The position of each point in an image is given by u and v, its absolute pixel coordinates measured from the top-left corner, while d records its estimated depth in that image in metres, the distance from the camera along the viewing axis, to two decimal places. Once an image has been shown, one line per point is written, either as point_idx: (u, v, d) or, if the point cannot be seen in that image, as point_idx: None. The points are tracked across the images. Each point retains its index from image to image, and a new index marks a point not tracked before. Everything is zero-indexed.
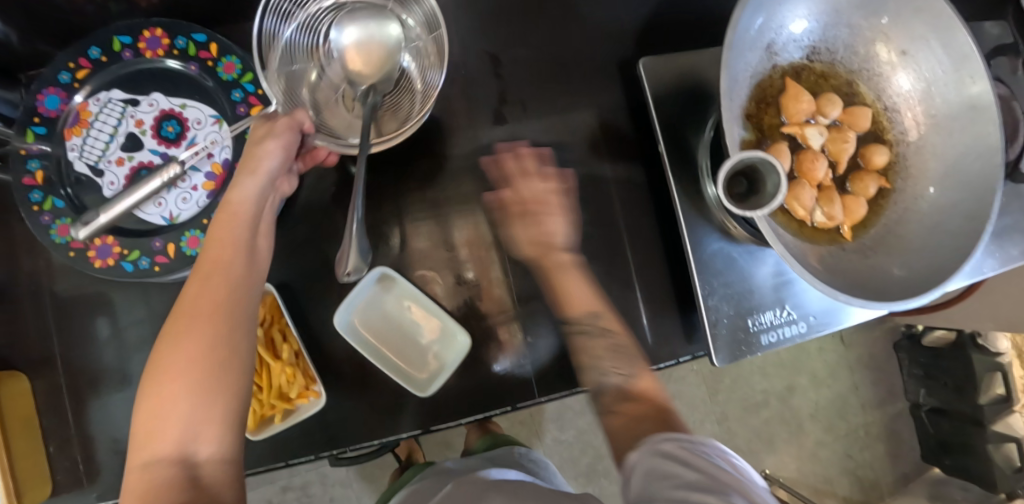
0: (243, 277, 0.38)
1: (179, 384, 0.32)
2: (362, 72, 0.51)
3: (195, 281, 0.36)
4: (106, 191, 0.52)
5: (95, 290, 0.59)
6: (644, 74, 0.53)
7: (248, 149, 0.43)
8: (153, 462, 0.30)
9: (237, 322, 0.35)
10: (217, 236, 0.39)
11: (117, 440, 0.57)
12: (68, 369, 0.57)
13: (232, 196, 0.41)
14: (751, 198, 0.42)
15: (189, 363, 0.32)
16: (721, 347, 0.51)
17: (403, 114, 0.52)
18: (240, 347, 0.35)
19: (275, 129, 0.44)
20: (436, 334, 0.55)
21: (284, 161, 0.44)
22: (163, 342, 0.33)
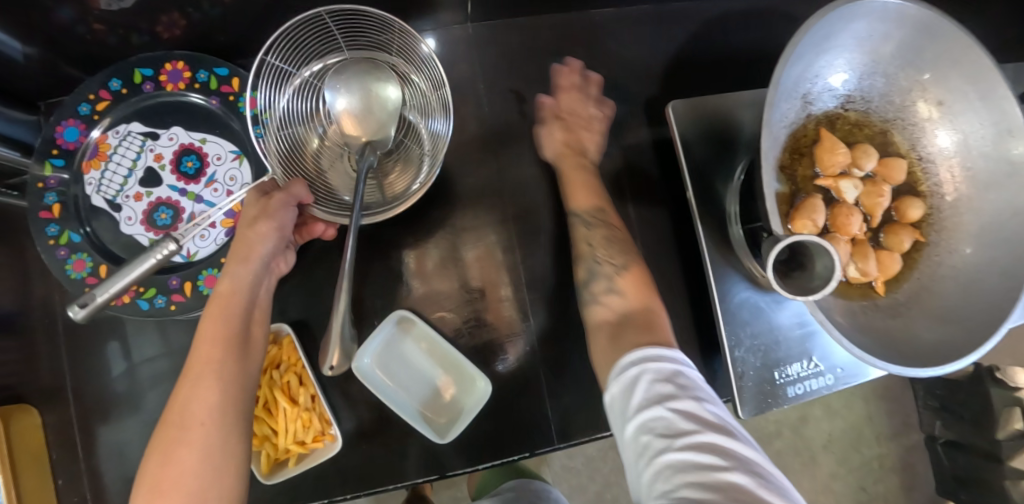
0: (236, 374, 0.38)
1: (172, 499, 0.32)
2: (357, 135, 0.46)
3: (184, 388, 0.36)
4: (123, 227, 0.51)
5: (108, 323, 0.58)
6: (672, 117, 0.52)
7: (239, 232, 0.43)
8: None
9: (231, 425, 0.36)
10: (207, 331, 0.39)
11: (127, 478, 0.56)
12: (81, 405, 0.56)
13: (222, 286, 0.41)
14: (797, 274, 0.40)
15: (185, 474, 0.32)
16: (746, 399, 0.50)
17: (410, 173, 0.51)
18: (236, 448, 0.35)
19: (272, 207, 0.43)
20: (453, 378, 0.54)
21: (278, 241, 0.44)
22: (155, 455, 0.33)
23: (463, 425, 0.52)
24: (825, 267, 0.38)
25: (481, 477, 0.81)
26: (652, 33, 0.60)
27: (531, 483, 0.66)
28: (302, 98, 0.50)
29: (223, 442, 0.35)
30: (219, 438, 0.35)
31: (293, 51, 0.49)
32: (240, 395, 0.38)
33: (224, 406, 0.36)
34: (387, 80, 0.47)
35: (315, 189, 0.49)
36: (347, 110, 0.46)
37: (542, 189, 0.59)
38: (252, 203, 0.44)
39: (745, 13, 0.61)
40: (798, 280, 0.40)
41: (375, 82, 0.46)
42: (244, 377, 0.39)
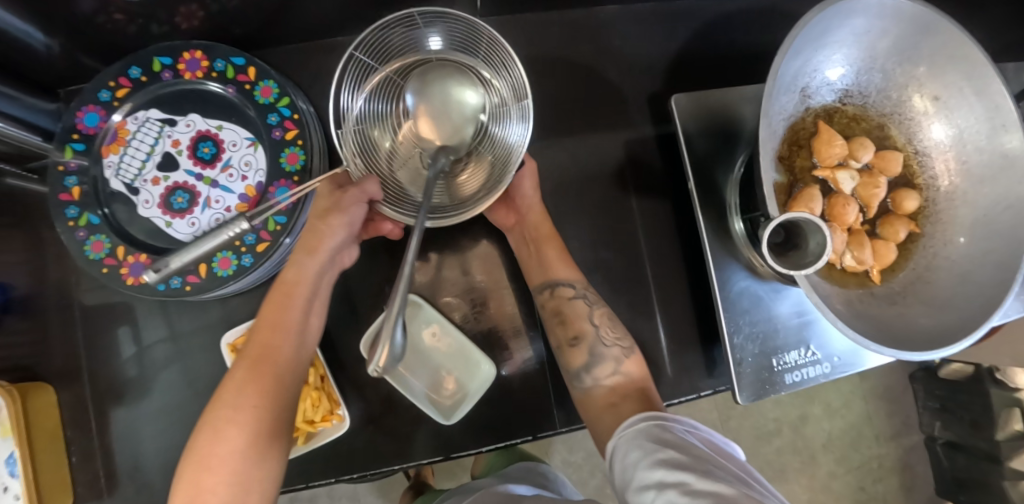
0: (287, 364, 0.43)
1: (217, 474, 0.37)
2: (433, 139, 0.50)
3: (242, 369, 0.41)
4: (141, 210, 0.53)
5: (121, 306, 0.59)
6: (675, 110, 0.53)
7: (314, 224, 0.46)
8: None
9: (277, 412, 0.41)
10: (269, 320, 0.44)
11: (138, 456, 0.57)
12: (94, 385, 0.57)
13: (289, 273, 0.45)
14: (790, 254, 0.42)
15: (231, 454, 0.38)
16: (745, 385, 0.51)
17: (479, 181, 0.52)
18: (275, 439, 0.40)
19: (343, 198, 0.46)
20: (458, 362, 0.55)
21: (346, 235, 0.47)
22: (206, 428, 0.38)
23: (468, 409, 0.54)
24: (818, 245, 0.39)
25: (485, 459, 0.85)
26: (656, 30, 0.62)
27: (537, 465, 0.70)
28: (382, 95, 0.52)
29: (268, 430, 0.40)
30: (264, 426, 0.39)
31: (381, 48, 0.51)
32: (289, 383, 0.42)
33: (274, 394, 0.41)
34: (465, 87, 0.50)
35: (388, 186, 0.51)
36: (427, 114, 0.50)
37: (546, 180, 0.60)
38: (324, 194, 0.47)
39: (748, 11, 0.63)
40: (794, 257, 0.41)
41: (457, 88, 0.50)
42: (296, 365, 0.44)
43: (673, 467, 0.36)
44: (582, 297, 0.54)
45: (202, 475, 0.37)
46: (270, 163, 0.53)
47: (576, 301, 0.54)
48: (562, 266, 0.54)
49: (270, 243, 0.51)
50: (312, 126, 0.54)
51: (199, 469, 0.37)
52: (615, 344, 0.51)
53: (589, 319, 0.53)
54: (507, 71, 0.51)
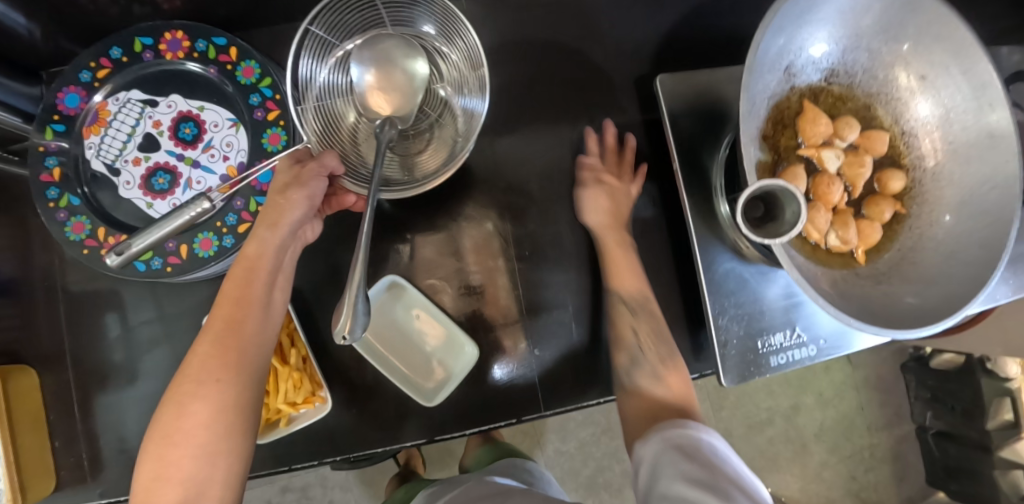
0: (252, 337, 0.42)
1: (181, 447, 0.37)
2: (382, 109, 0.51)
3: (205, 344, 0.41)
4: (122, 191, 0.52)
5: (107, 288, 0.58)
6: (660, 91, 0.53)
7: (272, 198, 0.46)
8: None
9: (242, 385, 0.40)
10: (233, 294, 0.43)
11: (122, 438, 0.56)
12: (81, 368, 0.57)
13: (250, 248, 0.45)
14: (767, 222, 0.42)
15: (196, 427, 0.38)
16: (729, 367, 0.51)
17: (441, 153, 0.53)
18: (243, 413, 0.40)
19: (305, 173, 0.46)
20: (439, 340, 0.55)
21: (309, 209, 0.46)
22: (170, 404, 0.38)
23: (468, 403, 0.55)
24: (794, 214, 0.39)
25: (473, 453, 0.86)
26: (644, 12, 0.61)
27: (524, 462, 0.70)
28: (339, 71, 0.53)
29: (233, 404, 0.39)
30: (234, 402, 0.40)
31: (336, 22, 0.52)
32: (253, 357, 0.42)
33: (236, 367, 0.41)
34: (418, 57, 0.51)
35: (350, 161, 0.52)
36: (376, 86, 0.50)
37: (533, 164, 0.59)
38: (285, 170, 0.47)
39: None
40: (770, 229, 0.41)
41: (406, 57, 0.50)
42: (262, 339, 0.43)
43: (689, 478, 0.35)
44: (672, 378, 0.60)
45: (168, 454, 0.36)
46: (253, 144, 0.52)
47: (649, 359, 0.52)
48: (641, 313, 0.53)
49: (251, 224, 0.50)
50: None
51: (165, 448, 0.37)
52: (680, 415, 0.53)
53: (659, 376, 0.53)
54: (461, 39, 0.53)
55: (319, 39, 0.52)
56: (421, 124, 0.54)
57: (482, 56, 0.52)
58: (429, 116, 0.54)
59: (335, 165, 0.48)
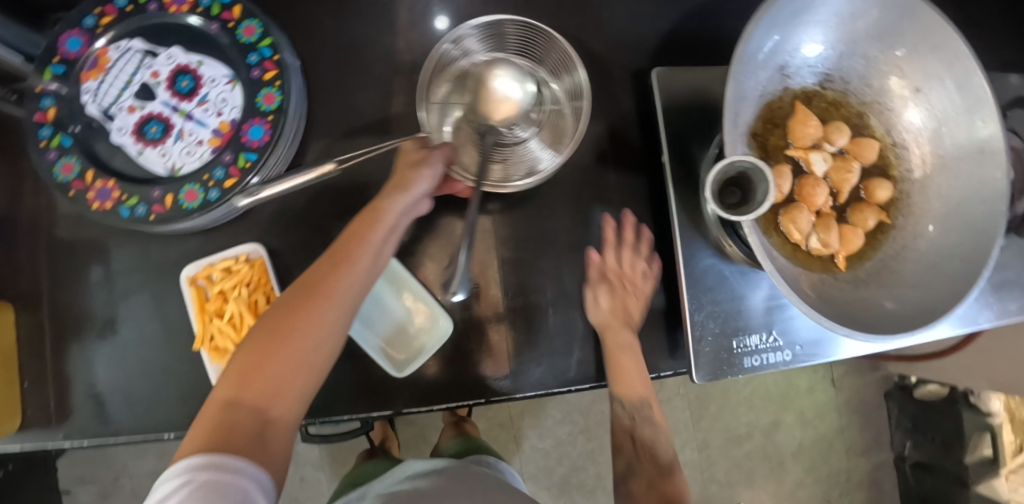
0: (363, 276, 0.44)
1: (279, 350, 0.39)
2: (490, 118, 0.55)
3: (323, 267, 0.43)
4: (114, 138, 0.52)
5: (87, 236, 0.58)
6: (655, 82, 0.53)
7: (404, 168, 0.47)
8: (234, 405, 0.38)
9: (339, 316, 0.42)
10: (356, 230, 0.45)
11: (91, 385, 0.56)
12: (56, 310, 0.57)
13: (383, 203, 0.46)
14: (741, 207, 0.42)
15: (295, 338, 0.40)
16: (701, 364, 0.50)
17: (529, 165, 0.55)
18: (335, 341, 0.42)
19: (427, 157, 0.48)
20: (418, 315, 0.54)
21: (431, 186, 0.48)
22: (281, 307, 0.41)
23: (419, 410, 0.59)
24: (764, 193, 0.40)
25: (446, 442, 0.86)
26: (648, 5, 0.60)
27: (485, 457, 0.72)
28: (458, 83, 0.55)
29: (331, 330, 0.42)
30: (329, 332, 0.42)
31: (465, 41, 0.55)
32: (360, 295, 0.44)
33: (344, 300, 0.42)
34: (527, 81, 0.55)
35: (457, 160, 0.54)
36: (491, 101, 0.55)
37: None
38: (411, 150, 0.49)
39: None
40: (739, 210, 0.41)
41: (520, 81, 0.55)
42: (368, 280, 0.45)
43: None
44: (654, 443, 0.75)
45: (264, 358, 0.39)
46: (247, 101, 0.52)
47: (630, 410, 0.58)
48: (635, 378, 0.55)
49: (238, 181, 0.50)
50: (292, 71, 0.53)
51: (263, 352, 0.39)
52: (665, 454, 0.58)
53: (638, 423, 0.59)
54: (569, 75, 0.55)
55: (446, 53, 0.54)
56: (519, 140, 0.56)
57: (583, 88, 0.54)
58: (527, 134, 0.56)
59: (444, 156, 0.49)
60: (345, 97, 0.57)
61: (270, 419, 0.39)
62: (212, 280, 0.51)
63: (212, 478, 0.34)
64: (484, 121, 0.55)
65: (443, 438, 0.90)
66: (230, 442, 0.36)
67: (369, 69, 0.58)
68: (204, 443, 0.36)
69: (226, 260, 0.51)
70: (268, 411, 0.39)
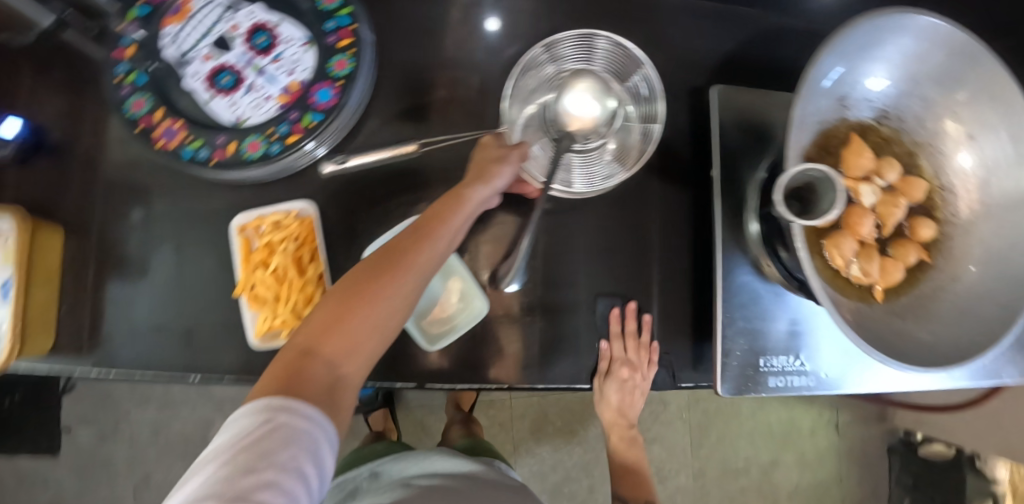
0: (439, 256, 0.45)
1: (356, 312, 0.42)
2: (566, 125, 0.55)
3: (403, 240, 0.45)
4: (185, 83, 0.53)
5: (135, 174, 0.58)
6: (715, 99, 0.54)
7: (484, 162, 0.49)
8: (311, 355, 0.41)
9: (412, 290, 0.44)
10: (438, 212, 0.46)
11: (122, 319, 0.57)
12: (98, 242, 0.58)
13: (465, 192, 0.47)
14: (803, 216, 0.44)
15: (372, 303, 0.42)
16: (728, 377, 0.51)
17: (594, 177, 0.56)
18: (404, 313, 0.44)
19: (507, 155, 0.50)
20: (455, 293, 0.55)
21: (508, 182, 0.50)
22: (362, 272, 0.43)
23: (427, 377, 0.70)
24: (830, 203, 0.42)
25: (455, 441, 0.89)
26: (714, 25, 0.61)
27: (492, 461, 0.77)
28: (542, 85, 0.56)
29: (403, 301, 0.44)
30: (402, 303, 0.44)
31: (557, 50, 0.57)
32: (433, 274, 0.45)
33: (418, 276, 0.44)
34: (609, 97, 0.55)
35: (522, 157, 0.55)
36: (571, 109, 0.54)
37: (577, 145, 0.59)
38: (492, 146, 0.51)
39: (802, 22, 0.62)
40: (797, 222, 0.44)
41: (602, 95, 0.55)
42: (441, 261, 0.46)
43: None
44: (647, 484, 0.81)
45: (341, 317, 0.41)
46: (319, 65, 0.53)
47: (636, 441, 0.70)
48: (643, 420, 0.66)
49: (300, 138, 0.52)
50: (366, 41, 0.54)
51: (343, 311, 0.42)
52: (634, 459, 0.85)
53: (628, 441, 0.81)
54: (649, 100, 0.56)
55: (536, 58, 0.56)
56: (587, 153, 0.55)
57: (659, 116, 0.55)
58: (597, 146, 0.56)
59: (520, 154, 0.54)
60: (406, 70, 0.57)
61: (340, 375, 0.41)
62: (262, 231, 0.52)
63: (285, 423, 0.36)
64: (557, 127, 0.55)
65: (450, 436, 0.93)
66: (303, 391, 0.39)
67: (431, 39, 0.58)
68: (278, 387, 0.38)
69: (278, 214, 0.52)
70: (339, 367, 0.41)
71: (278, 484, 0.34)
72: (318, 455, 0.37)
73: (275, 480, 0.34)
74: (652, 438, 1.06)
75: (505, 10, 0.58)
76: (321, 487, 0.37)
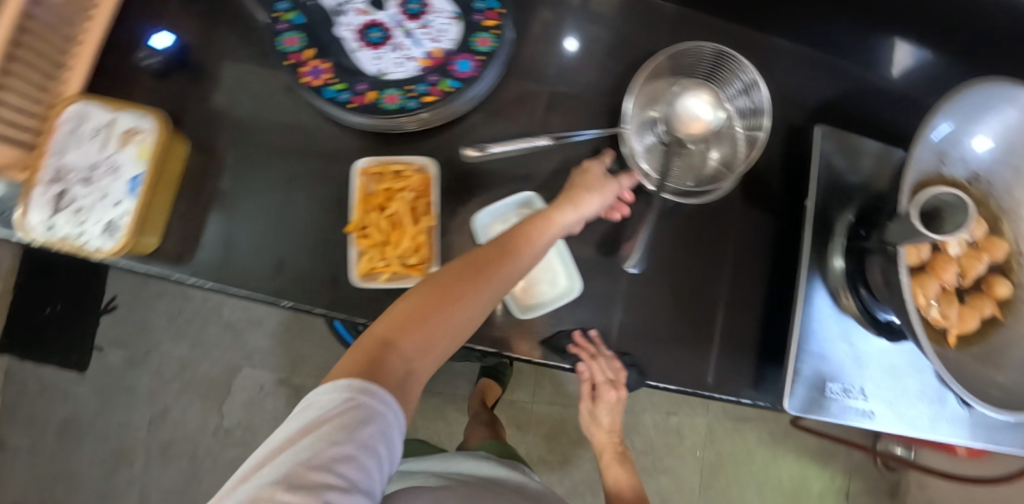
0: (519, 274, 0.47)
1: (441, 310, 0.42)
2: (679, 132, 0.56)
3: (491, 251, 0.46)
4: (337, 31, 0.56)
5: (260, 104, 0.62)
6: (818, 136, 0.58)
7: (576, 188, 0.52)
8: (389, 345, 0.40)
9: (493, 300, 0.45)
10: (527, 230, 0.48)
11: (220, 234, 0.58)
12: (212, 161, 0.60)
13: (555, 214, 0.50)
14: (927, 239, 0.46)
15: (457, 303, 0.43)
16: (795, 395, 0.53)
17: (694, 188, 0.57)
18: (478, 322, 0.45)
19: (600, 186, 0.52)
20: (547, 271, 0.57)
21: (597, 211, 0.53)
22: (450, 273, 0.44)
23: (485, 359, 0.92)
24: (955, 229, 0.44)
25: (479, 442, 0.89)
26: (817, 76, 0.66)
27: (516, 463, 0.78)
28: (658, 94, 0.58)
29: (481, 309, 0.44)
30: (480, 310, 0.44)
31: (681, 62, 0.57)
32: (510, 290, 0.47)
33: (499, 290, 0.45)
34: (718, 111, 0.56)
35: (625, 160, 0.57)
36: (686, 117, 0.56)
37: None
38: (593, 176, 0.53)
39: (898, 84, 0.66)
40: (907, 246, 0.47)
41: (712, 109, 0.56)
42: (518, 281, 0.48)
43: None
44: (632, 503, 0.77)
45: (424, 313, 0.42)
46: (463, 39, 0.56)
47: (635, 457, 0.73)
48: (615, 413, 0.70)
49: (438, 100, 0.55)
50: (510, 25, 0.57)
51: (429, 306, 0.42)
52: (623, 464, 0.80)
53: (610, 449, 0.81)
54: (755, 117, 0.56)
55: (660, 66, 0.57)
56: (694, 161, 0.57)
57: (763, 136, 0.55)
58: (702, 156, 0.57)
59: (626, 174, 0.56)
60: (533, 58, 0.60)
61: (414, 369, 0.40)
62: (383, 178, 0.55)
63: (365, 404, 0.36)
64: (671, 135, 0.56)
65: (471, 436, 0.94)
66: (380, 378, 0.38)
67: (561, 33, 0.61)
68: (356, 369, 0.38)
69: (400, 165, 0.55)
70: (414, 362, 0.40)
71: (356, 457, 0.34)
72: (389, 444, 0.37)
73: (354, 454, 0.34)
74: (661, 469, 1.08)
75: (630, 20, 0.62)
76: (386, 473, 0.38)
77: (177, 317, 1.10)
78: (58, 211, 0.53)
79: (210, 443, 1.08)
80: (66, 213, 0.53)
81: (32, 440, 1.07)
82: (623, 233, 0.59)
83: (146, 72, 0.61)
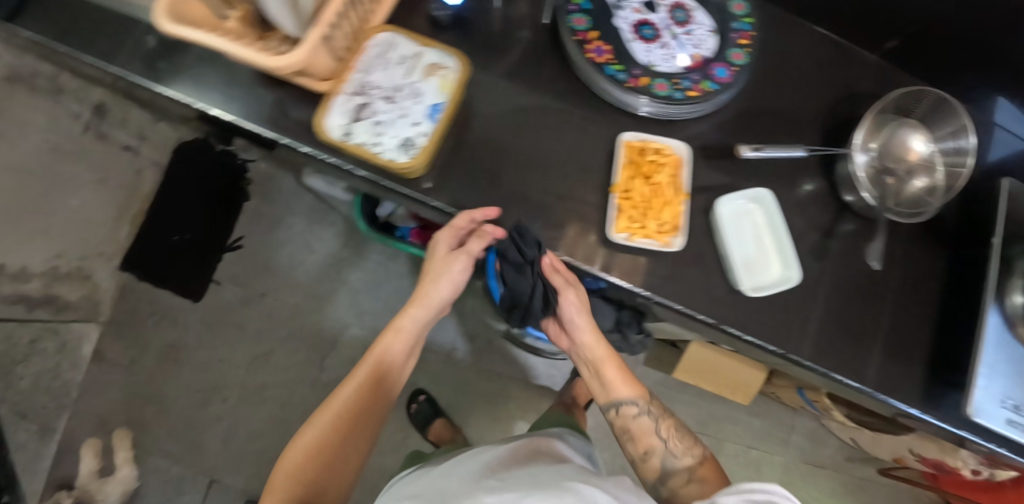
0: (395, 377, 0.63)
1: (332, 434, 0.56)
2: (892, 161, 0.65)
3: (350, 386, 0.59)
4: (616, 22, 0.65)
5: (519, 61, 0.67)
6: (1005, 188, 0.66)
7: (427, 274, 0.63)
8: (295, 483, 0.53)
9: (380, 399, 0.60)
10: (389, 335, 0.62)
11: (471, 168, 0.62)
12: (478, 106, 0.64)
13: (405, 320, 0.63)
14: None
15: (338, 410, 0.58)
16: (977, 402, 0.59)
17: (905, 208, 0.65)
18: (371, 423, 0.59)
19: (456, 257, 0.61)
20: (766, 261, 0.63)
21: (467, 263, 0.61)
22: (315, 422, 0.57)
23: (643, 351, 0.93)
24: None
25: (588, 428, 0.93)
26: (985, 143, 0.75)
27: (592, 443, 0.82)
28: (877, 125, 0.66)
29: (368, 410, 0.59)
30: (368, 404, 0.59)
31: (902, 103, 0.66)
32: (389, 392, 0.62)
33: (371, 392, 0.60)
34: (925, 149, 0.66)
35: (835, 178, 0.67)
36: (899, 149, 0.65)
37: None
38: (443, 256, 0.62)
39: None
40: None
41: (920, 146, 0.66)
42: (399, 379, 0.64)
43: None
44: (646, 413, 0.63)
45: (326, 457, 0.55)
46: (720, 50, 0.66)
47: (641, 418, 0.62)
48: (622, 385, 0.64)
49: (701, 95, 0.64)
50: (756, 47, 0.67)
51: (324, 440, 0.56)
52: (686, 453, 0.60)
53: (656, 435, 0.61)
54: (959, 156, 0.65)
55: (887, 103, 0.66)
56: (902, 187, 0.65)
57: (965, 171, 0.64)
58: (906, 184, 0.66)
59: (480, 215, 0.59)
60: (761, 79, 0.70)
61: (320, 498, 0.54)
62: (644, 152, 0.63)
63: None
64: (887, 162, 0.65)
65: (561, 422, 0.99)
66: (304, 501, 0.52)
67: (784, 64, 0.71)
68: None
69: (659, 144, 0.63)
70: (328, 488, 0.55)
71: None
72: None
73: None
74: None
75: (842, 66, 0.73)
76: None
77: (297, 269, 1.15)
78: (357, 121, 0.59)
79: (305, 394, 1.10)
80: (365, 123, 0.59)
81: (130, 360, 1.08)
82: (822, 240, 0.66)
83: (429, 17, 0.66)
